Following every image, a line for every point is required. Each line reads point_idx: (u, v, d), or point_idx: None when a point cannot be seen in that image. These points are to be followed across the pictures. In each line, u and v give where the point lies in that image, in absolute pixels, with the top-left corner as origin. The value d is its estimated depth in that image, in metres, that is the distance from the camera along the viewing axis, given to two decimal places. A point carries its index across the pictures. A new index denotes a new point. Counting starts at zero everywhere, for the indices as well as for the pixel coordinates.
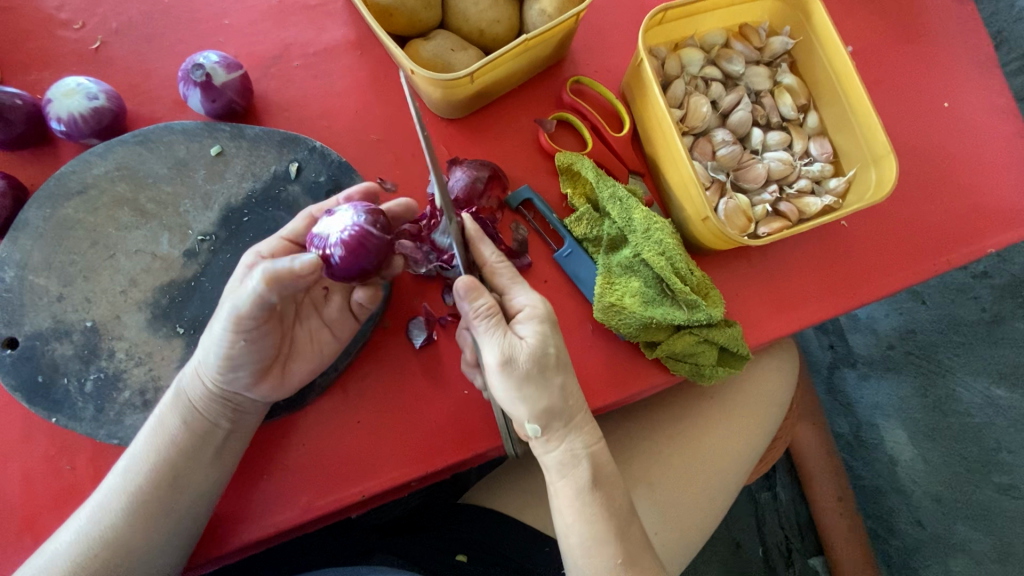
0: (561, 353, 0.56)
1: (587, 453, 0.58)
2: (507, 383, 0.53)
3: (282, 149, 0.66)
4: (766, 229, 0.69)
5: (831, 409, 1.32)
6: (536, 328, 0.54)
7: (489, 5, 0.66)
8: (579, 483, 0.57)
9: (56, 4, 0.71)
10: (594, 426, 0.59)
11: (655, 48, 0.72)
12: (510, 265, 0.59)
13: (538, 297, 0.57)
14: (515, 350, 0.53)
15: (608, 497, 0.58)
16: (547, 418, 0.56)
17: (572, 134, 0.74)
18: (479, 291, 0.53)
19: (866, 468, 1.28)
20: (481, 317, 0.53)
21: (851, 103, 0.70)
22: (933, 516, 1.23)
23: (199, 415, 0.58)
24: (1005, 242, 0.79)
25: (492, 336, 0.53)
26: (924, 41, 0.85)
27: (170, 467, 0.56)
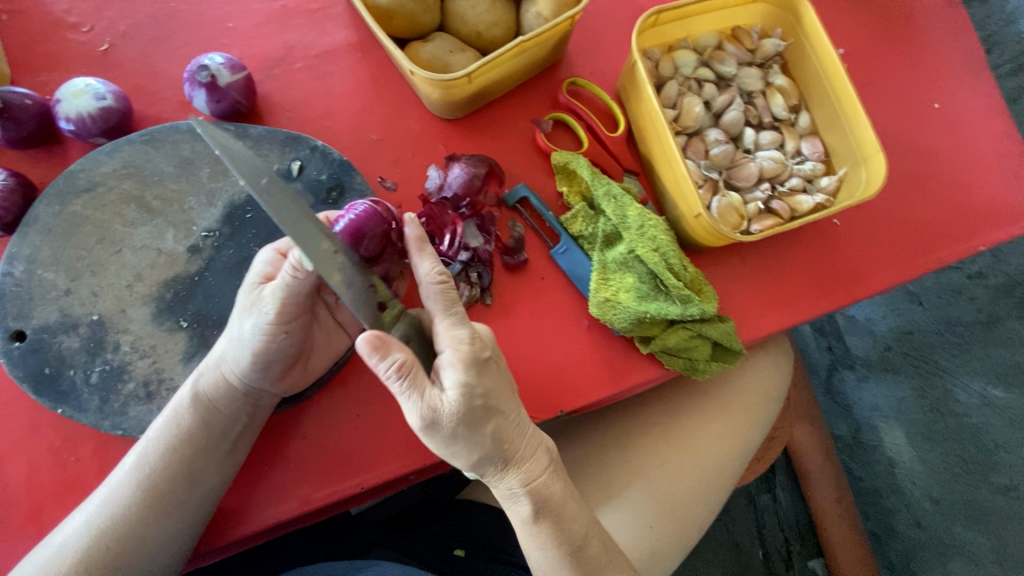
0: (492, 397, 0.52)
1: (527, 491, 0.57)
2: (437, 437, 0.52)
3: (284, 148, 0.68)
4: (758, 226, 0.70)
5: (832, 412, 1.29)
6: (460, 379, 0.50)
7: (486, 8, 0.68)
8: (522, 514, 0.58)
9: (64, 7, 0.73)
10: (536, 462, 0.57)
11: (649, 50, 0.74)
12: (446, 288, 0.53)
13: (469, 334, 0.52)
14: (435, 410, 0.50)
15: (557, 525, 0.59)
16: (483, 462, 0.55)
17: (568, 133, 0.76)
18: (387, 347, 0.48)
19: (865, 470, 1.27)
20: (392, 377, 0.48)
21: (841, 103, 0.72)
22: (931, 517, 1.24)
23: (215, 411, 0.59)
24: (994, 239, 0.80)
25: (409, 399, 0.49)
26: (914, 43, 0.87)
27: (178, 461, 0.58)
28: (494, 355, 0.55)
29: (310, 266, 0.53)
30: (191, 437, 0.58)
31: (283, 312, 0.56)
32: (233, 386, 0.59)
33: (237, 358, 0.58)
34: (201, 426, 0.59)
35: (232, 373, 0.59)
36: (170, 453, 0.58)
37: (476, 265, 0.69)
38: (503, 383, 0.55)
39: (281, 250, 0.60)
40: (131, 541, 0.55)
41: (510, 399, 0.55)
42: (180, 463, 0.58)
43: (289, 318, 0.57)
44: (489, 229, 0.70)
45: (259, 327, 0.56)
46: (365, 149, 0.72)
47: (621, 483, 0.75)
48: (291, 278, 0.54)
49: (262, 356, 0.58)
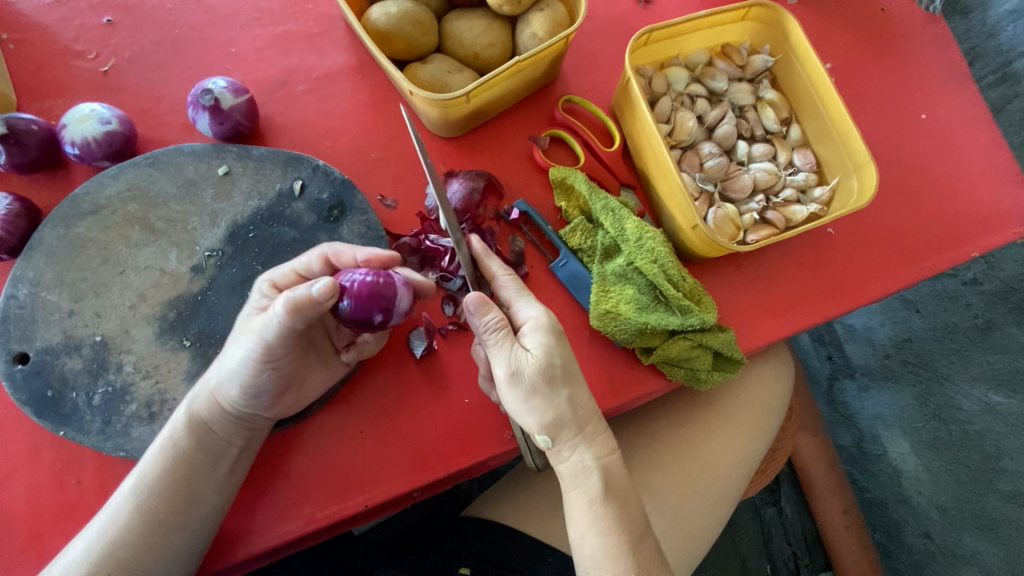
0: (568, 363, 0.57)
1: (598, 465, 0.58)
2: (516, 393, 0.55)
3: (286, 168, 0.69)
4: (754, 236, 0.71)
5: (835, 421, 1.44)
6: (542, 341, 0.56)
7: (483, 31, 0.70)
8: (590, 493, 0.58)
9: (71, 36, 0.75)
10: (607, 438, 0.60)
11: (641, 67, 0.76)
12: (518, 280, 0.61)
13: (544, 310, 0.58)
14: (520, 362, 0.54)
15: (621, 509, 0.58)
16: (557, 427, 0.57)
17: (565, 150, 0.77)
18: (487, 306, 0.55)
19: (870, 481, 1.37)
20: (490, 331, 0.55)
21: (831, 117, 0.74)
22: (939, 528, 1.25)
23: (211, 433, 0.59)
24: (983, 246, 0.82)
25: (499, 349, 0.55)
26: (900, 56, 0.90)
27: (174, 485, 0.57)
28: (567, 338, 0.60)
29: (300, 308, 0.52)
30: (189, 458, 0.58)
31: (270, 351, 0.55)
32: (228, 411, 0.58)
33: (232, 389, 0.57)
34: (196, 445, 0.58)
35: (223, 397, 0.58)
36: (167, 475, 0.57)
37: None
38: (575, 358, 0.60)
39: (276, 283, 0.58)
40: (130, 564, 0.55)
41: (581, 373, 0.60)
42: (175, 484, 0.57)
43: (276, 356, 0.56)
44: (490, 244, 0.71)
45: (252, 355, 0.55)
46: (365, 167, 0.73)
47: None
48: (279, 320, 0.52)
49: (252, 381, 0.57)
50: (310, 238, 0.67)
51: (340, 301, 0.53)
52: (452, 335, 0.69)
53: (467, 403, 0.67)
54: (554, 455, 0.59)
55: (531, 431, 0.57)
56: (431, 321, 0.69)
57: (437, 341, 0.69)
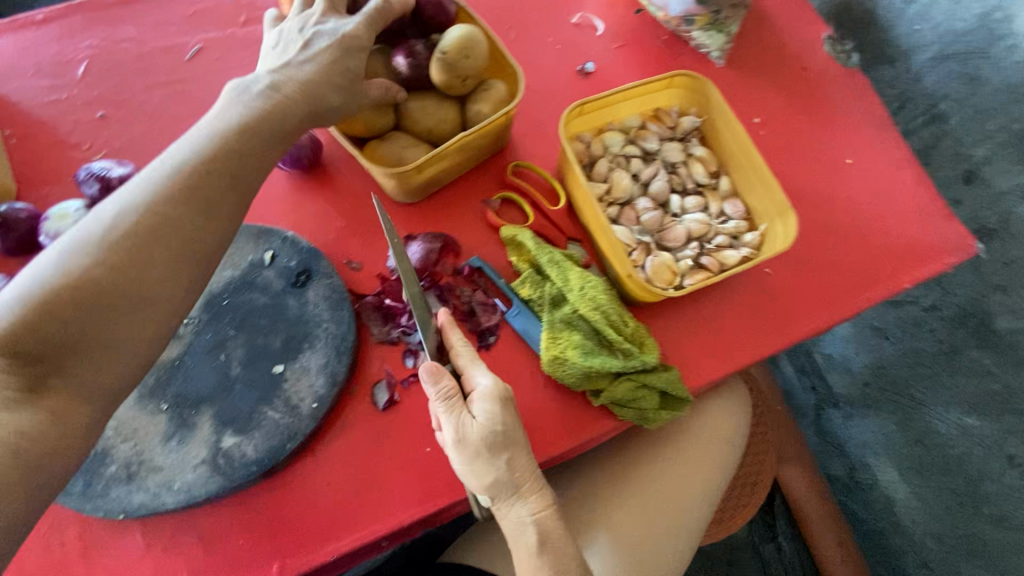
0: (511, 429, 0.63)
1: (534, 519, 0.65)
2: (462, 457, 0.62)
3: (258, 240, 0.76)
4: (690, 280, 0.77)
5: (828, 453, 1.55)
6: (489, 410, 0.62)
7: (435, 109, 0.78)
8: (529, 544, 0.65)
9: (67, 129, 0.84)
10: (544, 494, 0.66)
11: (580, 134, 0.84)
12: (471, 349, 0.68)
13: (494, 379, 0.64)
14: (465, 428, 0.61)
15: (557, 560, 0.65)
16: (496, 488, 0.64)
17: (515, 209, 0.84)
18: (440, 375, 0.63)
19: (868, 510, 1.45)
20: (440, 399, 0.62)
21: (754, 169, 0.81)
22: (937, 556, 1.30)
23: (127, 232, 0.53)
24: (913, 277, 0.88)
25: (448, 416, 0.62)
26: (823, 107, 0.99)
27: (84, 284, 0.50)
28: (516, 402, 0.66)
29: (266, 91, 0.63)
30: (112, 252, 0.52)
31: (195, 170, 0.57)
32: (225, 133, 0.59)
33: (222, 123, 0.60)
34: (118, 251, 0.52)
35: (130, 204, 0.54)
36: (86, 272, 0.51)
37: None
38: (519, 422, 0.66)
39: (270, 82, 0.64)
40: (43, 348, 0.49)
41: (523, 436, 0.65)
42: (69, 291, 0.50)
43: (213, 159, 0.57)
44: (447, 297, 0.78)
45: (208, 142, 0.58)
46: (332, 234, 0.80)
47: (591, 534, 0.77)
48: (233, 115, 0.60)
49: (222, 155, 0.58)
50: (279, 302, 0.73)
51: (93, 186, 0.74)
52: (414, 385, 0.74)
53: (429, 450, 0.71)
54: (496, 511, 0.66)
55: (474, 490, 0.64)
56: (392, 374, 0.74)
57: (399, 393, 0.73)
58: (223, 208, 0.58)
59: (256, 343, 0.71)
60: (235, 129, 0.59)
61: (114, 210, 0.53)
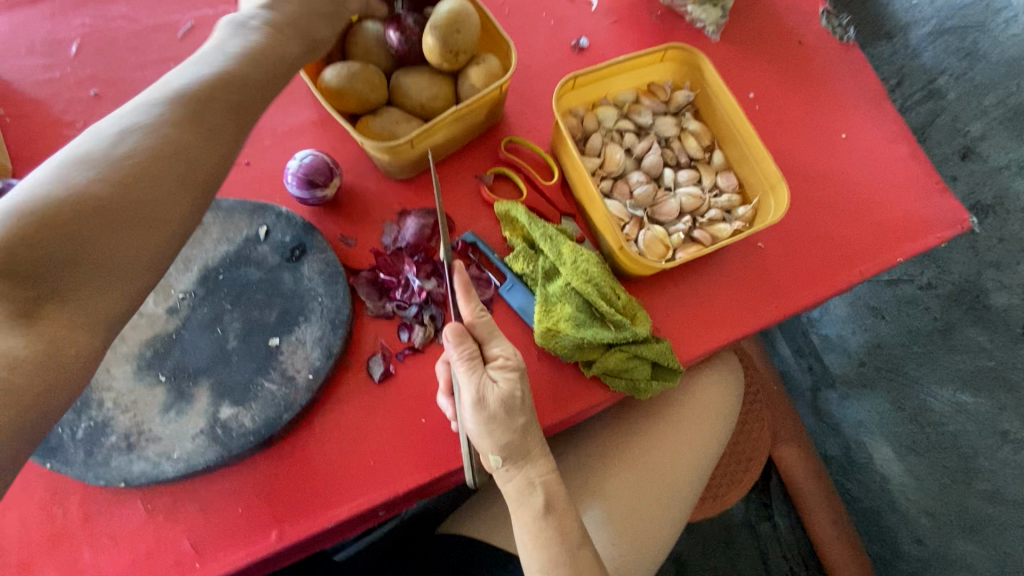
0: (526, 394, 0.65)
1: (541, 482, 0.68)
2: (478, 419, 0.63)
3: (253, 216, 0.76)
4: (682, 253, 0.78)
5: (822, 432, 1.57)
6: (507, 375, 0.64)
7: (427, 84, 0.78)
8: (535, 508, 0.67)
9: (61, 107, 0.84)
10: (549, 459, 0.69)
11: (573, 108, 0.84)
12: (490, 320, 0.66)
13: (511, 347, 0.66)
14: (486, 391, 0.62)
15: (561, 522, 0.68)
16: (507, 451, 0.66)
17: (509, 184, 0.85)
18: (461, 338, 0.64)
19: (863, 489, 1.47)
20: (462, 362, 0.63)
21: (746, 143, 0.81)
22: (931, 533, 1.31)
23: (135, 153, 0.52)
24: (906, 252, 0.88)
25: (469, 378, 0.62)
26: (819, 82, 0.98)
27: (97, 203, 0.49)
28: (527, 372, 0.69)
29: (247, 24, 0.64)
30: (116, 180, 0.50)
31: (194, 98, 0.56)
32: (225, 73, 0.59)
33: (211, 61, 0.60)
34: (129, 177, 0.51)
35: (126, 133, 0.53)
36: (93, 197, 0.49)
37: (430, 306, 0.76)
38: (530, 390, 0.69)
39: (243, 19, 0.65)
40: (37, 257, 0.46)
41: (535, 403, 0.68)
42: (70, 206, 0.47)
43: (212, 92, 0.58)
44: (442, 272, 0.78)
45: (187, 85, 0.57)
46: (326, 210, 0.81)
47: (585, 504, 0.79)
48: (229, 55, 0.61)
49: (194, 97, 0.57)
50: (274, 277, 0.74)
51: None
52: (409, 359, 0.75)
53: (424, 422, 0.72)
54: (503, 474, 0.68)
55: (486, 453, 0.66)
56: (387, 347, 0.75)
57: (394, 366, 0.74)
58: (226, 134, 0.58)
59: (252, 317, 0.72)
60: (214, 70, 0.59)
61: (101, 135, 0.52)
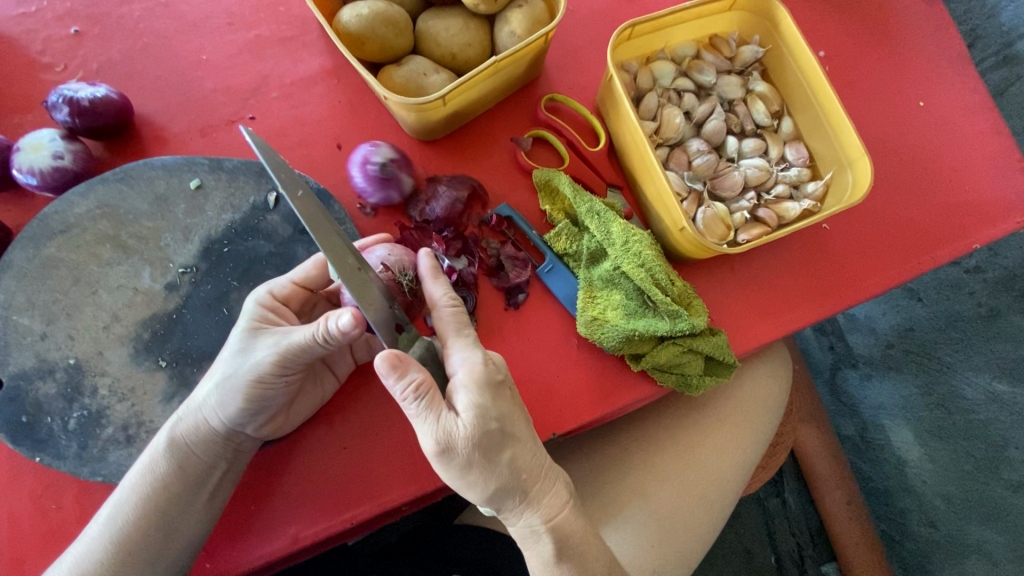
0: (506, 422, 0.52)
1: (548, 526, 0.57)
2: (451, 466, 0.52)
3: (260, 179, 0.67)
4: (745, 236, 0.69)
5: (837, 411, 1.29)
6: (474, 406, 0.50)
7: (460, 30, 0.67)
8: (544, 552, 0.57)
9: (37, 48, 0.73)
10: (556, 495, 0.57)
11: (626, 62, 0.73)
12: (460, 309, 0.56)
13: (478, 357, 0.53)
14: (450, 434, 0.50)
15: (578, 563, 0.58)
16: (499, 498, 0.55)
17: (548, 150, 0.75)
18: (404, 366, 0.48)
19: (874, 469, 1.25)
20: (409, 398, 0.49)
21: (824, 109, 0.71)
22: (946, 517, 1.18)
23: (156, 503, 0.55)
24: (987, 236, 0.79)
25: (424, 420, 0.49)
26: (897, 41, 0.87)
27: (133, 555, 0.55)
28: (508, 382, 0.55)
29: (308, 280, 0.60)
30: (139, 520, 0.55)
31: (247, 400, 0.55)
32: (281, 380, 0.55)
33: (255, 377, 0.54)
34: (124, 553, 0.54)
35: (213, 419, 0.56)
36: (121, 546, 0.54)
37: (461, 288, 0.68)
38: (517, 410, 0.55)
39: (275, 293, 0.59)
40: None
41: (524, 428, 0.55)
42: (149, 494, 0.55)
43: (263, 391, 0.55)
44: (473, 251, 0.69)
45: (249, 377, 0.54)
46: (344, 176, 0.71)
47: (622, 502, 0.73)
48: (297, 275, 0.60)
49: (248, 404, 0.55)
50: (286, 251, 0.66)
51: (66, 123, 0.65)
52: None
53: None
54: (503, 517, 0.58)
55: (474, 501, 0.55)
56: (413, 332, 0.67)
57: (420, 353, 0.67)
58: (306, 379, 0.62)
59: None
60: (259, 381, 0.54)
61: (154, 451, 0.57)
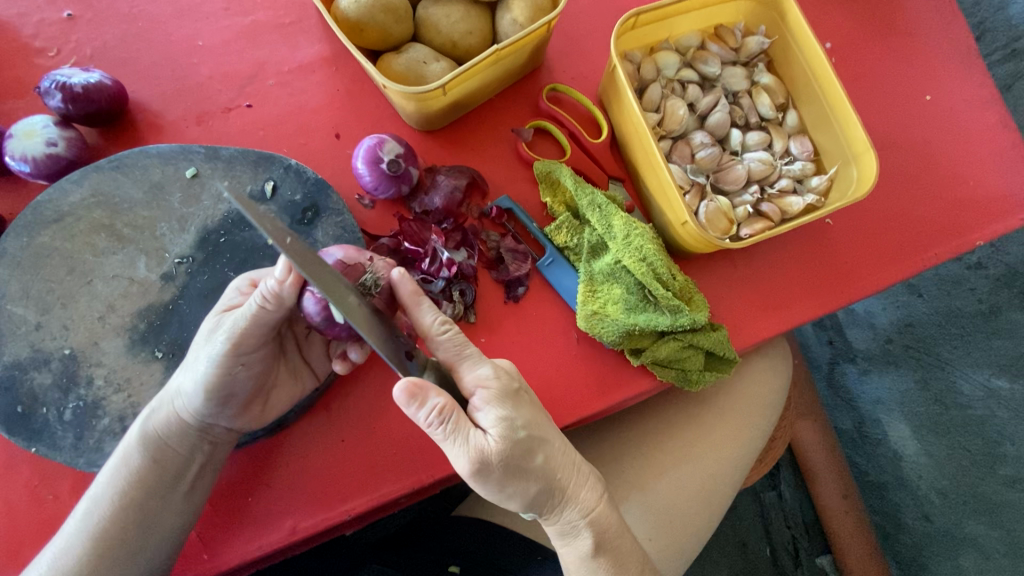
0: (532, 427, 0.53)
1: (587, 523, 0.57)
2: (486, 482, 0.52)
3: (257, 168, 0.66)
4: (748, 230, 0.68)
5: (835, 407, 1.25)
6: (499, 418, 0.51)
7: (461, 17, 0.66)
8: (583, 549, 0.58)
9: (30, 32, 0.71)
10: (589, 491, 0.58)
11: (629, 52, 0.72)
12: (457, 330, 0.53)
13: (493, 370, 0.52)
14: (483, 453, 0.50)
15: (615, 555, 0.59)
16: (535, 502, 0.55)
17: (550, 141, 0.74)
18: (424, 394, 0.47)
19: (871, 464, 1.23)
20: (435, 425, 0.48)
21: (829, 101, 0.70)
22: (939, 511, 1.18)
23: (133, 497, 0.55)
24: (991, 233, 0.78)
25: (454, 443, 0.49)
26: (905, 33, 0.85)
27: (112, 547, 0.54)
28: (524, 387, 0.55)
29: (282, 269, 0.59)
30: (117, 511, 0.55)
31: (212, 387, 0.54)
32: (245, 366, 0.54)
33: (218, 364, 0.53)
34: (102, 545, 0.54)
35: (185, 411, 0.56)
36: (98, 538, 0.54)
37: (459, 281, 0.67)
38: (539, 412, 0.55)
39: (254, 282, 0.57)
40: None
41: (549, 429, 0.55)
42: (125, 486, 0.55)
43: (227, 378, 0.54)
44: (473, 242, 0.68)
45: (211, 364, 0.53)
46: (342, 166, 0.70)
47: (620, 496, 0.73)
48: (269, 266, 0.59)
49: (213, 392, 0.54)
50: None
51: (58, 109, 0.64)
52: None
53: None
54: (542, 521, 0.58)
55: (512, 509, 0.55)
56: None
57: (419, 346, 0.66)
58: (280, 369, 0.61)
59: None
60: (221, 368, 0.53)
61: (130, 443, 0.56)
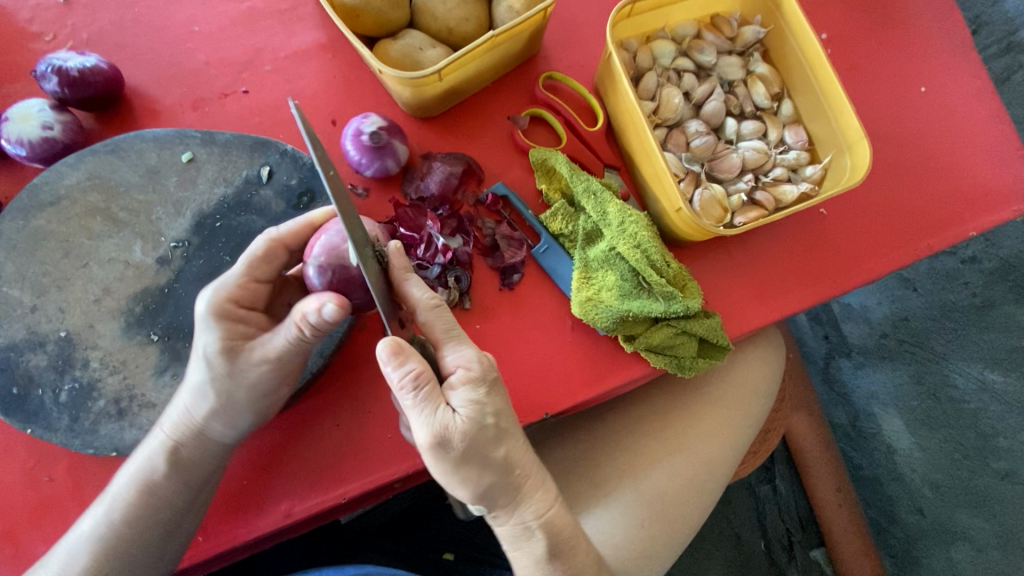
0: (502, 417, 0.53)
1: (540, 523, 0.58)
2: (446, 462, 0.52)
3: (253, 153, 0.66)
4: (741, 219, 0.68)
5: (830, 401, 1.25)
6: (470, 399, 0.51)
7: (457, 3, 0.66)
8: (537, 551, 0.58)
9: (26, 16, 0.71)
10: (545, 492, 0.59)
11: (626, 40, 0.72)
12: (444, 308, 0.54)
13: (473, 355, 0.53)
14: (449, 428, 0.50)
15: (569, 561, 0.59)
16: (490, 493, 0.55)
17: (546, 129, 0.74)
18: (405, 354, 0.49)
19: (865, 458, 1.23)
20: (407, 388, 0.49)
21: (824, 90, 0.70)
22: (932, 504, 1.19)
23: (148, 500, 0.57)
24: (983, 225, 0.79)
25: (421, 413, 0.50)
26: (901, 24, 0.86)
27: (133, 544, 0.57)
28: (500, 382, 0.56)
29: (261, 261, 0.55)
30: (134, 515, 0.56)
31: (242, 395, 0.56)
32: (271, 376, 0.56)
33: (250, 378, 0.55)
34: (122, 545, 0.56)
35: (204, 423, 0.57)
36: (116, 538, 0.56)
37: (455, 267, 0.67)
38: (510, 405, 0.56)
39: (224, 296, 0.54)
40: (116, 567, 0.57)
41: (518, 424, 0.57)
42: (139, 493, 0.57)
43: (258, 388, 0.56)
44: (468, 229, 0.69)
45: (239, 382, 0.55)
46: (338, 152, 0.71)
47: (614, 483, 0.74)
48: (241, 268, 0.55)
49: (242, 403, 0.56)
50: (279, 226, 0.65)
51: (55, 92, 0.64)
52: None
53: None
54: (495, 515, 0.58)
55: (464, 498, 0.55)
56: None
57: None
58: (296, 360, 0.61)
59: None
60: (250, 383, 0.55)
61: (147, 455, 0.57)
